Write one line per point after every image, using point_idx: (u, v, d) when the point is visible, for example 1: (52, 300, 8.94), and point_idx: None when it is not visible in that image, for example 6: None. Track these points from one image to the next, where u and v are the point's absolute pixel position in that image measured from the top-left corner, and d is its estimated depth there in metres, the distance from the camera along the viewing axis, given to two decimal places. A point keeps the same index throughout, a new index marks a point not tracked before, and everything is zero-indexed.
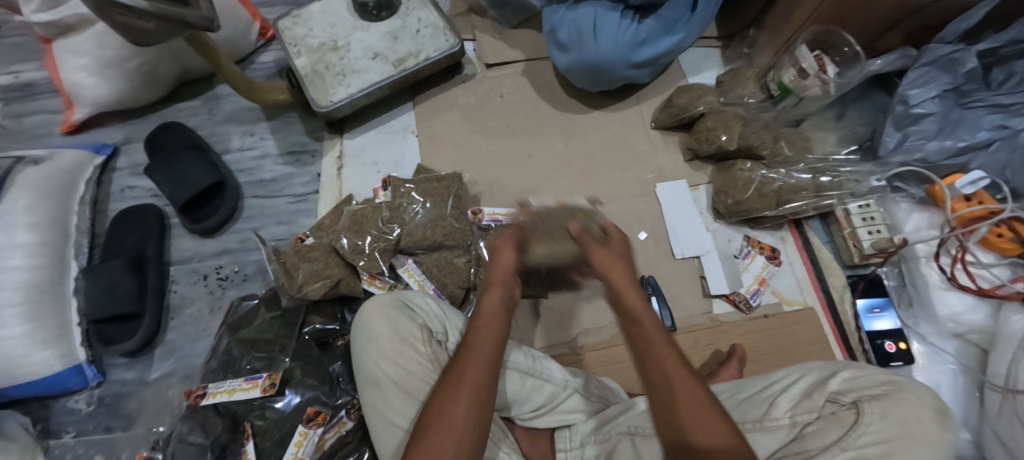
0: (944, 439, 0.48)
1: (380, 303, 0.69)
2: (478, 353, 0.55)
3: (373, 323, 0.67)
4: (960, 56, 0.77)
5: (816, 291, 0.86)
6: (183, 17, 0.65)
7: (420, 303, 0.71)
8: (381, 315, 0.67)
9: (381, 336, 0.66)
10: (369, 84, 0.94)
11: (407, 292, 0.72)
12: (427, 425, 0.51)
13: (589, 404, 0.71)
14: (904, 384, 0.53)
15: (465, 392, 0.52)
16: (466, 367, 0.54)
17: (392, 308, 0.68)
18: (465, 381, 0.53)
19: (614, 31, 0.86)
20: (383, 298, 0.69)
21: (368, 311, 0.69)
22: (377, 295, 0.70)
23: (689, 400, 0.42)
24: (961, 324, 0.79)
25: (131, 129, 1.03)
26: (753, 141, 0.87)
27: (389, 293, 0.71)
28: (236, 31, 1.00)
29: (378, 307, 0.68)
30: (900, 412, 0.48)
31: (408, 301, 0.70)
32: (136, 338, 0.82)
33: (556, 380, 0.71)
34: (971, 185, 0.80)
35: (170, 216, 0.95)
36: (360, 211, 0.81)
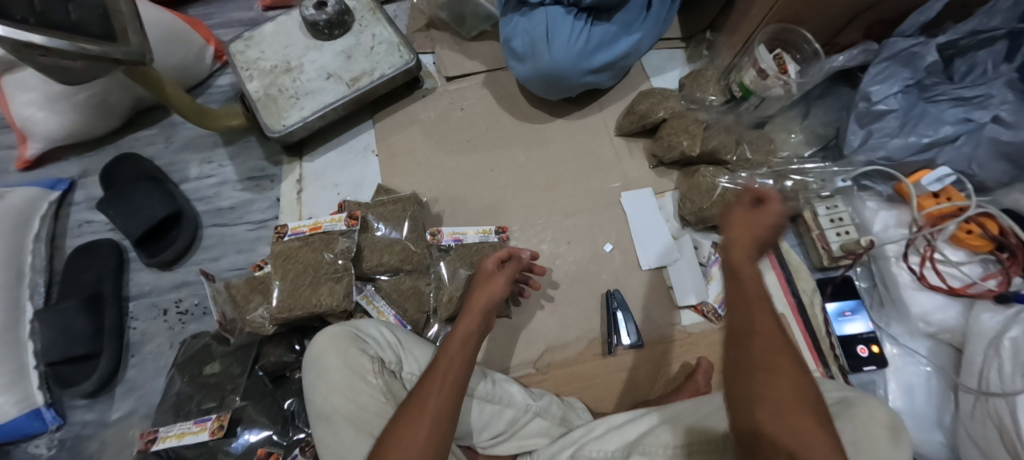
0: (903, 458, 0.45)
1: (330, 335, 0.67)
2: (442, 376, 0.55)
3: (325, 357, 0.66)
4: (919, 50, 0.76)
5: (785, 295, 0.84)
6: (108, 55, 0.63)
7: (373, 333, 0.70)
8: (332, 347, 0.66)
9: (332, 369, 0.65)
10: (322, 105, 0.92)
11: (360, 323, 0.71)
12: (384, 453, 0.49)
13: (551, 427, 0.69)
14: (857, 401, 0.52)
15: (426, 413, 0.52)
16: (427, 390, 0.54)
17: (342, 340, 0.67)
18: (428, 402, 0.53)
19: (568, 37, 0.84)
20: (335, 331, 0.68)
21: (321, 343, 0.68)
22: (330, 327, 0.70)
23: (799, 442, 0.32)
24: (933, 324, 0.77)
25: (88, 162, 1.01)
26: (715, 144, 0.85)
27: (341, 324, 0.70)
28: (189, 56, 0.98)
29: (329, 340, 0.67)
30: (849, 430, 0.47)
31: (359, 331, 0.69)
32: (94, 379, 0.80)
33: (517, 404, 0.69)
34: (937, 182, 0.78)
35: (128, 249, 0.93)
36: (306, 243, 0.75)
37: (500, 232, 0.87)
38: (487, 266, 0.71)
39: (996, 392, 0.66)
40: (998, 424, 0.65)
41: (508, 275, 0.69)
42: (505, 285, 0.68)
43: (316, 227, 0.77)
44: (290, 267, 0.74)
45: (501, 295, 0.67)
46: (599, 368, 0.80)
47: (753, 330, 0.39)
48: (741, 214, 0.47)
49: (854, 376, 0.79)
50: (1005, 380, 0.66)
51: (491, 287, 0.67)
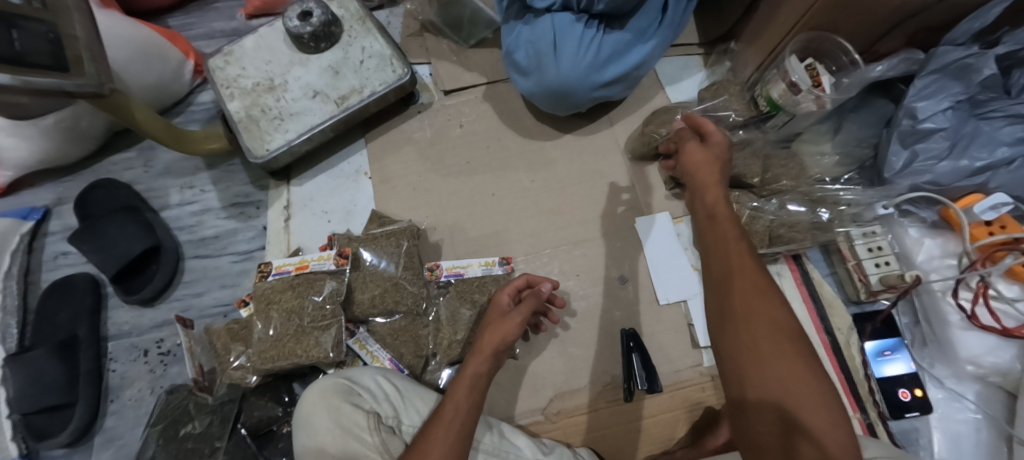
0: None
1: (321, 391, 0.63)
2: (444, 424, 0.50)
3: (313, 415, 0.61)
4: (974, 62, 0.67)
5: (818, 333, 0.76)
6: (60, 88, 0.56)
7: (367, 384, 0.65)
8: (322, 404, 0.61)
9: (322, 429, 0.59)
10: (309, 127, 0.85)
11: (355, 372, 0.67)
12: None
13: None
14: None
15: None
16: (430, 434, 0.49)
17: (332, 394, 0.62)
18: (430, 445, 0.47)
19: (577, 48, 0.76)
20: (325, 385, 0.64)
21: (310, 400, 0.63)
22: (319, 380, 0.65)
23: (768, 329, 0.39)
24: (983, 368, 0.70)
25: (63, 189, 0.95)
26: (740, 169, 0.77)
27: (332, 375, 0.66)
28: (165, 73, 0.91)
29: (318, 396, 0.62)
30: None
31: (353, 383, 0.64)
32: (69, 430, 0.75)
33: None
34: (993, 210, 0.70)
35: (106, 284, 0.87)
36: (288, 286, 0.69)
37: (505, 263, 0.79)
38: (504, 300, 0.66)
39: None
40: None
41: (524, 313, 0.61)
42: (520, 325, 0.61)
43: (302, 266, 0.70)
44: (273, 313, 0.67)
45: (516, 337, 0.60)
46: (613, 415, 0.74)
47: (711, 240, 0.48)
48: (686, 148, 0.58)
49: (894, 422, 0.71)
50: None
51: (504, 328, 0.60)
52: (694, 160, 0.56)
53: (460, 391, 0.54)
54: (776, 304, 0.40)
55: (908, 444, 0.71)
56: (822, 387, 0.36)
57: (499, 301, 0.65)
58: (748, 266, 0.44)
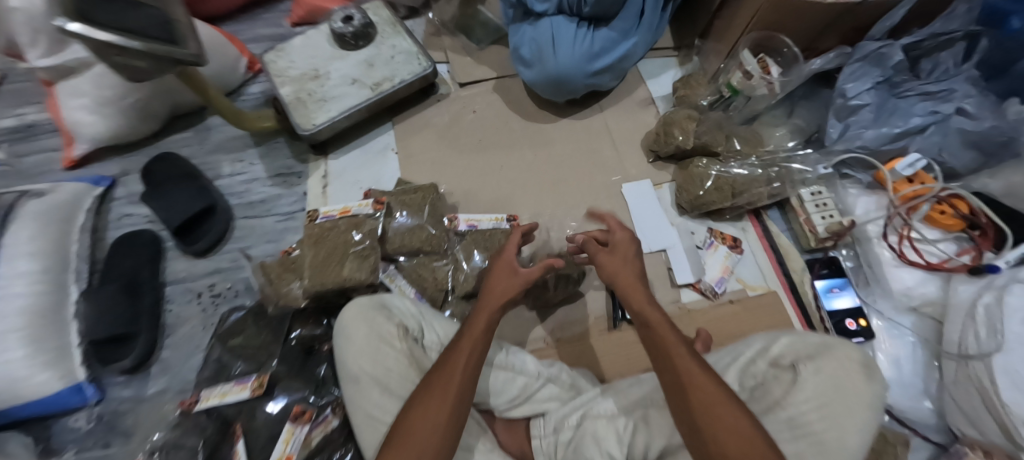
0: (872, 390, 0.55)
1: (359, 309, 0.72)
2: (461, 363, 0.57)
3: (351, 325, 0.71)
4: (887, 51, 0.85)
5: (777, 275, 0.90)
6: (172, 55, 0.72)
7: (399, 306, 0.75)
8: (359, 317, 0.71)
9: (358, 335, 0.69)
10: (347, 107, 1.01)
11: (386, 296, 0.76)
12: (404, 430, 0.52)
13: (562, 392, 0.75)
14: (836, 344, 0.60)
15: (443, 396, 0.54)
16: (444, 375, 0.56)
17: (369, 310, 0.72)
18: (444, 388, 0.55)
19: (571, 43, 0.93)
20: (362, 302, 0.73)
21: (349, 314, 0.72)
22: (355, 300, 0.74)
23: (733, 438, 0.46)
24: (914, 298, 0.84)
25: (128, 162, 1.09)
26: (706, 138, 0.93)
27: (367, 296, 0.75)
28: (226, 66, 1.08)
29: (357, 313, 0.71)
30: (832, 373, 0.56)
31: (386, 303, 0.74)
32: (133, 356, 0.86)
33: (529, 372, 0.74)
34: (909, 167, 0.85)
35: (165, 239, 1.00)
36: (331, 225, 0.82)
37: (511, 219, 0.93)
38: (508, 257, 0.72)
39: (975, 355, 0.72)
40: (979, 387, 0.71)
41: (530, 276, 0.68)
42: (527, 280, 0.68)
43: (345, 211, 0.84)
44: (322, 245, 0.80)
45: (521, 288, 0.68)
46: (606, 344, 0.86)
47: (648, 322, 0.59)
48: (599, 250, 0.71)
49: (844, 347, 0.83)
50: (981, 344, 0.72)
51: (511, 278, 0.68)
52: (609, 263, 0.68)
53: (471, 340, 0.61)
54: (734, 410, 0.48)
55: None
56: None
57: (507, 257, 0.72)
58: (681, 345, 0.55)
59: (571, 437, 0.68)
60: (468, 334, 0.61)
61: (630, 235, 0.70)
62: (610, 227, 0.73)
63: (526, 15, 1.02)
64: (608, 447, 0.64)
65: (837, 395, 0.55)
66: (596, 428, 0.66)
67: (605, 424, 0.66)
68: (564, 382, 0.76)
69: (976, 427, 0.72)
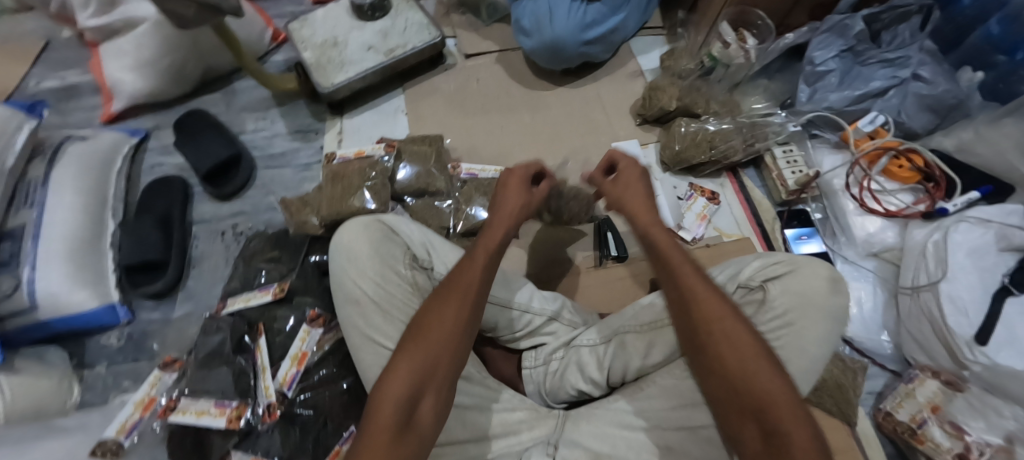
0: (833, 302, 0.60)
1: (363, 227, 0.72)
2: (476, 270, 0.60)
3: (354, 243, 0.71)
4: (850, 22, 0.94)
5: (751, 224, 0.98)
6: (219, 5, 0.83)
7: (403, 230, 0.75)
8: (364, 237, 0.71)
9: (362, 255, 0.70)
10: (364, 69, 1.12)
11: (388, 217, 0.76)
12: (423, 325, 0.55)
13: (563, 329, 0.76)
14: (802, 264, 0.64)
15: (462, 297, 0.57)
16: (460, 279, 0.59)
17: (372, 229, 0.72)
18: (462, 290, 0.58)
19: (567, 12, 1.04)
20: (367, 222, 0.72)
21: (350, 232, 0.72)
22: (356, 219, 0.73)
23: (727, 334, 0.52)
24: (875, 244, 0.92)
25: (161, 119, 1.19)
26: (687, 101, 1.03)
27: (370, 216, 0.75)
28: (253, 34, 1.19)
29: (363, 231, 0.72)
30: (794, 288, 0.61)
31: (390, 226, 0.74)
32: (163, 282, 0.95)
33: (534, 309, 0.74)
34: (870, 124, 0.94)
35: (193, 186, 1.10)
36: (349, 164, 0.92)
37: None
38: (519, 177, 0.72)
39: (926, 286, 0.80)
40: (931, 315, 0.78)
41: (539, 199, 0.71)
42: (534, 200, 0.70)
43: (359, 153, 0.94)
44: (339, 181, 0.90)
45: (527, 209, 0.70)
46: (592, 280, 0.95)
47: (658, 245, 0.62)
48: (609, 184, 0.72)
49: None
50: (932, 275, 0.79)
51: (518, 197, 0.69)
52: (627, 194, 0.69)
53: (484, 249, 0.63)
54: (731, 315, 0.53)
55: None
56: (769, 364, 0.49)
57: (519, 174, 0.72)
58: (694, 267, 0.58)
59: (558, 367, 0.71)
60: (481, 245, 0.63)
61: (637, 161, 0.73)
62: (620, 161, 0.73)
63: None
64: (589, 372, 0.66)
65: (802, 307, 0.59)
66: (580, 356, 0.68)
67: (588, 351, 0.68)
68: (566, 319, 0.76)
69: (932, 355, 0.79)
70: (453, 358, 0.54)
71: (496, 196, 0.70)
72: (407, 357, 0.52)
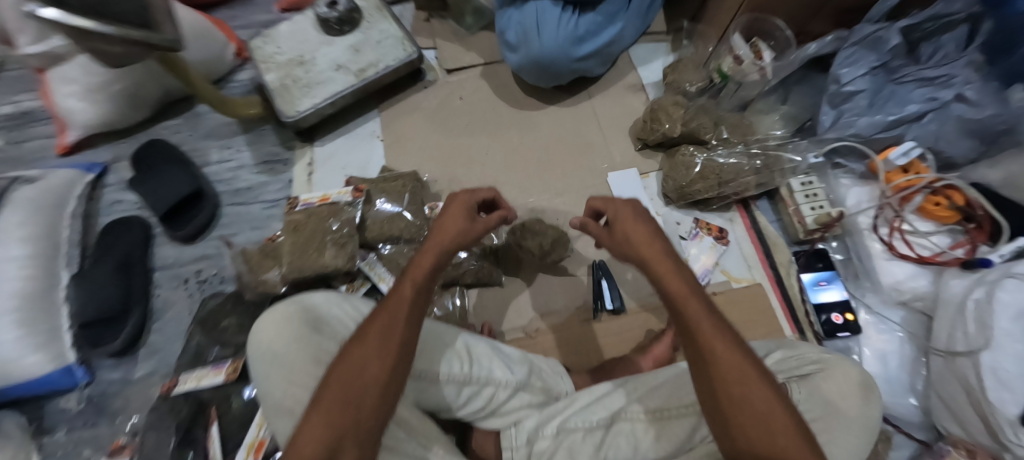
0: (868, 413, 0.53)
1: (283, 318, 0.62)
2: (397, 312, 0.57)
3: (272, 339, 0.61)
4: (884, 34, 0.81)
5: (764, 268, 0.88)
6: (147, 40, 0.72)
7: (331, 316, 0.67)
8: (286, 329, 0.61)
9: (284, 351, 0.60)
10: (333, 93, 1.00)
11: (312, 302, 0.67)
12: (334, 377, 0.51)
13: (534, 398, 0.70)
14: (832, 362, 0.58)
15: (378, 345, 0.53)
16: (377, 323, 0.56)
17: (295, 320, 0.62)
18: (377, 336, 0.54)
19: (555, 25, 0.90)
20: (291, 312, 0.63)
21: (268, 325, 0.62)
22: (277, 305, 0.64)
23: (732, 370, 0.44)
24: (905, 292, 0.81)
25: (120, 149, 1.10)
26: (694, 125, 0.90)
27: (291, 302, 0.65)
28: (214, 51, 1.08)
29: (283, 325, 0.62)
30: (824, 392, 0.54)
31: (316, 313, 0.66)
32: (122, 339, 0.88)
33: (498, 382, 0.68)
34: (903, 156, 0.82)
35: (154, 225, 1.01)
36: (310, 213, 0.82)
37: None
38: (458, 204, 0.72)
39: (963, 352, 0.69)
40: (966, 384, 0.68)
41: (482, 227, 0.71)
42: (471, 225, 0.69)
43: (325, 199, 0.84)
44: (301, 233, 0.81)
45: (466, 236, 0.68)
46: (585, 335, 0.85)
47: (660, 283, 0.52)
48: (603, 233, 0.63)
49: (829, 342, 0.82)
50: (970, 340, 0.68)
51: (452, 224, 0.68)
52: (638, 237, 0.56)
53: (409, 287, 0.60)
54: (735, 351, 0.45)
55: None
56: (781, 409, 0.42)
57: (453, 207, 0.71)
58: (699, 303, 0.48)
59: (547, 448, 0.64)
60: (408, 277, 0.62)
61: (628, 201, 0.62)
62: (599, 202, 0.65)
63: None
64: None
65: (826, 411, 0.53)
66: (572, 442, 0.62)
67: (584, 439, 0.62)
68: (535, 388, 0.70)
69: (966, 427, 0.68)
70: (377, 398, 0.51)
71: (436, 219, 0.70)
72: (327, 403, 0.49)
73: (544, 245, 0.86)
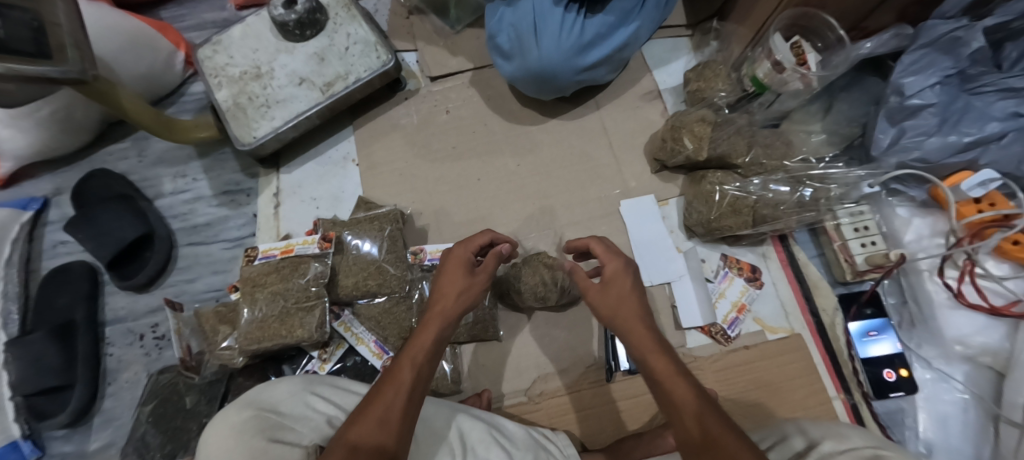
0: None
1: (234, 430, 0.44)
2: (399, 391, 0.44)
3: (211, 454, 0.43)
4: (963, 35, 0.64)
5: (803, 315, 0.77)
6: (44, 75, 0.56)
7: (298, 415, 0.49)
8: (228, 439, 0.43)
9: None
10: (295, 114, 0.85)
11: (272, 399, 0.49)
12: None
13: None
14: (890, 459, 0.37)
15: (374, 440, 0.40)
16: (374, 407, 0.43)
17: (247, 431, 0.44)
18: (374, 424, 0.41)
19: (556, 32, 0.75)
20: (239, 417, 0.45)
21: (214, 439, 0.44)
22: (228, 408, 0.47)
23: None
24: (971, 347, 0.69)
25: (61, 179, 0.96)
26: (723, 149, 0.76)
27: (245, 406, 0.47)
28: (157, 63, 0.92)
29: (233, 439, 0.43)
30: None
31: (278, 416, 0.48)
32: (68, 411, 0.77)
33: None
34: (981, 187, 0.68)
35: (103, 271, 0.89)
36: (264, 270, 0.69)
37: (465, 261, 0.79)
38: (461, 254, 0.60)
39: None
40: None
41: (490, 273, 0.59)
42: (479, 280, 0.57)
43: (287, 250, 0.70)
44: (258, 296, 0.68)
45: (473, 293, 0.56)
46: (595, 397, 0.74)
47: (627, 336, 0.48)
48: (589, 283, 0.53)
49: (878, 403, 0.71)
50: None
51: (458, 280, 0.56)
52: (606, 297, 0.51)
53: (410, 356, 0.48)
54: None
55: (893, 426, 0.70)
56: None
57: (459, 253, 0.60)
58: (653, 343, 0.46)
59: None
60: (408, 349, 0.49)
61: (622, 260, 0.53)
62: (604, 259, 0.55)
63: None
64: None
65: None
66: None
67: None
68: None
69: None
70: None
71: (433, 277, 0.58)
72: None
73: (542, 293, 0.74)
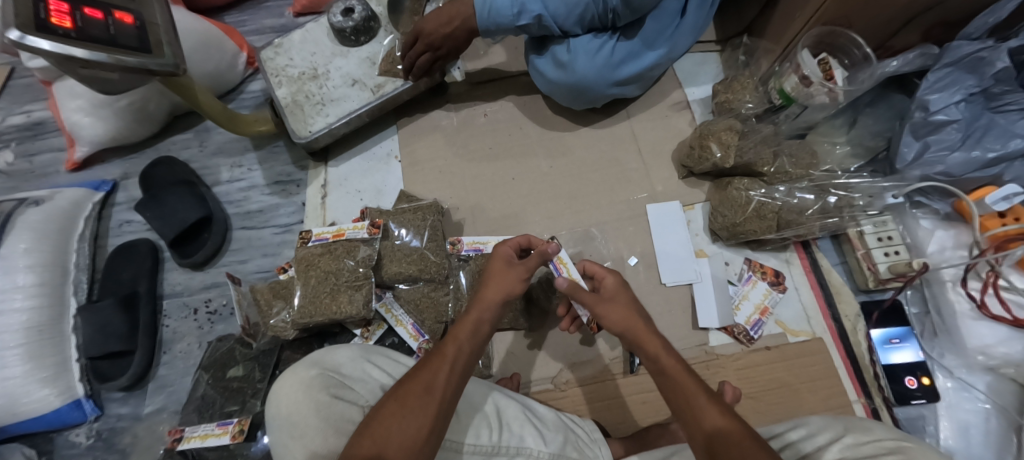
0: None
1: (303, 385, 0.48)
2: (444, 363, 0.49)
3: (286, 406, 0.48)
4: (987, 54, 0.66)
5: (825, 320, 0.80)
6: (142, 66, 0.63)
7: (357, 378, 0.53)
8: (298, 394, 0.48)
9: (301, 422, 0.46)
10: (347, 112, 0.92)
11: (334, 361, 0.53)
12: (370, 433, 0.43)
13: None
14: (915, 453, 0.40)
15: (420, 400, 0.45)
16: (422, 372, 0.48)
17: (315, 386, 0.48)
18: (421, 387, 0.46)
19: (592, 48, 0.81)
20: (305, 374, 0.50)
21: (286, 391, 0.49)
22: (298, 366, 0.51)
23: None
24: (994, 357, 0.71)
25: (130, 165, 1.04)
26: (750, 157, 0.80)
27: (311, 364, 0.51)
28: (222, 63, 1.01)
29: (302, 393, 0.48)
30: None
31: (340, 376, 0.52)
32: (129, 374, 0.83)
33: (528, 451, 0.55)
34: (1004, 200, 0.71)
35: (162, 249, 0.96)
36: (316, 253, 0.75)
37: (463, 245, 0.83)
38: (503, 253, 0.63)
39: None
40: None
41: (526, 270, 0.61)
42: (523, 278, 0.60)
43: (339, 234, 0.77)
44: (312, 274, 0.74)
45: (519, 289, 0.59)
46: (622, 388, 0.78)
47: (637, 337, 0.53)
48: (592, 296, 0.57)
49: (900, 409, 0.73)
50: None
51: (506, 278, 0.59)
52: (614, 308, 0.55)
53: (455, 337, 0.52)
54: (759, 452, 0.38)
55: (913, 431, 0.72)
56: None
57: (501, 252, 0.63)
58: (664, 346, 0.51)
59: None
60: (453, 334, 0.53)
61: (619, 280, 0.60)
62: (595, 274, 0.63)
63: (539, 43, 0.89)
64: None
65: None
66: None
67: None
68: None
69: None
70: None
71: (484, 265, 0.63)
72: None
73: None
